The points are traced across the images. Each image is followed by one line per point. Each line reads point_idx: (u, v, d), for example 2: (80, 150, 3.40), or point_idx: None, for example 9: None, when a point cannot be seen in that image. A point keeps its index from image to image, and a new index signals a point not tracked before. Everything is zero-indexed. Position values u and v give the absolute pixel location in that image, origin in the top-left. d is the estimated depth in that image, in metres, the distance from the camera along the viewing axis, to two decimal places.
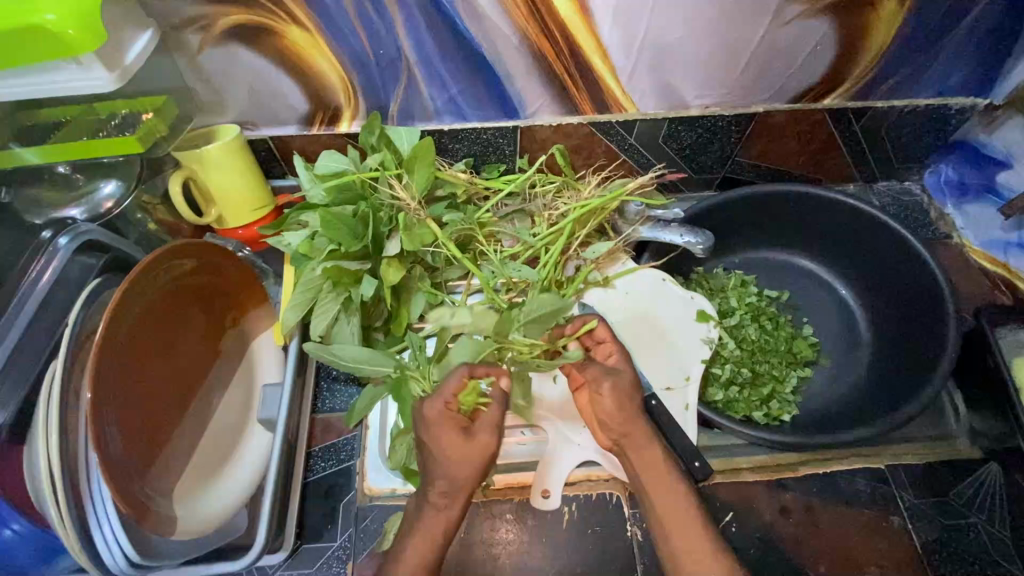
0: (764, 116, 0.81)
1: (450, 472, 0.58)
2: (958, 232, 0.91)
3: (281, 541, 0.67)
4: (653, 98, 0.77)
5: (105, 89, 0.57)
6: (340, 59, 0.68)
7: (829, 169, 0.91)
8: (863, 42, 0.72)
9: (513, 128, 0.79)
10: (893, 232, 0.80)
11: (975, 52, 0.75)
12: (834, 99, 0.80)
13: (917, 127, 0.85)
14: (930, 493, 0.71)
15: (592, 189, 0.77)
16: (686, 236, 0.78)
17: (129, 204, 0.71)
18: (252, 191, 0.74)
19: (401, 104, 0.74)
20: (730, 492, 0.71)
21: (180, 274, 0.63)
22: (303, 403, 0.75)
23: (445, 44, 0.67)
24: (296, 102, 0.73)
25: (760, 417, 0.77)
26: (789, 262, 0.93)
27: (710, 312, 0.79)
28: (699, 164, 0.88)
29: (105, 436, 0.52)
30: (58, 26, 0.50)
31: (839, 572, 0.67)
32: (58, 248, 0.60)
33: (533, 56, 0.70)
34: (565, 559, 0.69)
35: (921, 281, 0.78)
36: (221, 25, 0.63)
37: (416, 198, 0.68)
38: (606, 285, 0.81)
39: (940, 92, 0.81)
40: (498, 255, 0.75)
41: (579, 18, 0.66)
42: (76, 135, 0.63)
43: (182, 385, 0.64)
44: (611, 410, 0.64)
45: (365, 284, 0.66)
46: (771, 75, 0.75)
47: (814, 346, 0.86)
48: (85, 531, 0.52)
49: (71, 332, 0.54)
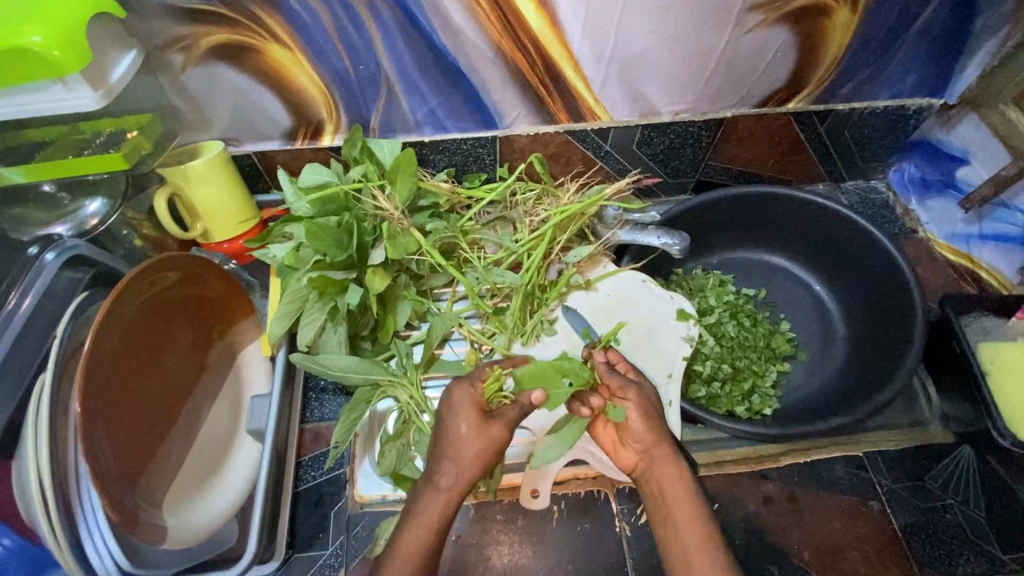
0: (732, 121, 0.84)
1: (460, 473, 0.57)
2: (924, 227, 0.95)
3: (272, 552, 0.67)
4: (625, 105, 0.80)
5: (90, 107, 0.59)
6: (320, 75, 0.70)
7: (798, 170, 0.95)
8: (820, 49, 0.76)
9: (491, 138, 0.81)
10: (860, 227, 0.83)
11: (925, 55, 0.79)
12: (798, 103, 0.84)
13: (879, 127, 0.89)
14: (906, 477, 0.74)
15: (570, 195, 0.79)
16: (664, 237, 0.81)
17: (115, 220, 0.71)
18: (236, 205, 0.75)
19: (381, 117, 0.77)
20: (715, 484, 0.73)
21: (165, 285, 0.64)
22: (293, 414, 0.75)
23: (423, 58, 0.70)
24: (279, 118, 0.74)
25: (742, 412, 0.80)
26: (763, 260, 0.96)
27: (689, 311, 0.81)
28: (673, 169, 0.92)
29: (94, 447, 0.52)
30: (44, 48, 0.52)
31: (822, 559, 0.68)
32: (45, 263, 0.61)
33: (508, 69, 0.72)
34: (556, 558, 0.70)
35: (888, 275, 0.82)
36: (204, 44, 0.65)
37: (400, 207, 0.70)
38: (589, 288, 0.83)
39: (897, 94, 0.85)
40: (482, 261, 0.77)
41: (550, 32, 0.69)
42: (63, 154, 0.65)
43: (169, 398, 0.65)
44: (649, 403, 0.65)
45: (351, 293, 0.68)
46: (735, 82, 0.79)
47: (791, 341, 0.88)
48: (76, 541, 0.53)
49: (59, 345, 0.55)
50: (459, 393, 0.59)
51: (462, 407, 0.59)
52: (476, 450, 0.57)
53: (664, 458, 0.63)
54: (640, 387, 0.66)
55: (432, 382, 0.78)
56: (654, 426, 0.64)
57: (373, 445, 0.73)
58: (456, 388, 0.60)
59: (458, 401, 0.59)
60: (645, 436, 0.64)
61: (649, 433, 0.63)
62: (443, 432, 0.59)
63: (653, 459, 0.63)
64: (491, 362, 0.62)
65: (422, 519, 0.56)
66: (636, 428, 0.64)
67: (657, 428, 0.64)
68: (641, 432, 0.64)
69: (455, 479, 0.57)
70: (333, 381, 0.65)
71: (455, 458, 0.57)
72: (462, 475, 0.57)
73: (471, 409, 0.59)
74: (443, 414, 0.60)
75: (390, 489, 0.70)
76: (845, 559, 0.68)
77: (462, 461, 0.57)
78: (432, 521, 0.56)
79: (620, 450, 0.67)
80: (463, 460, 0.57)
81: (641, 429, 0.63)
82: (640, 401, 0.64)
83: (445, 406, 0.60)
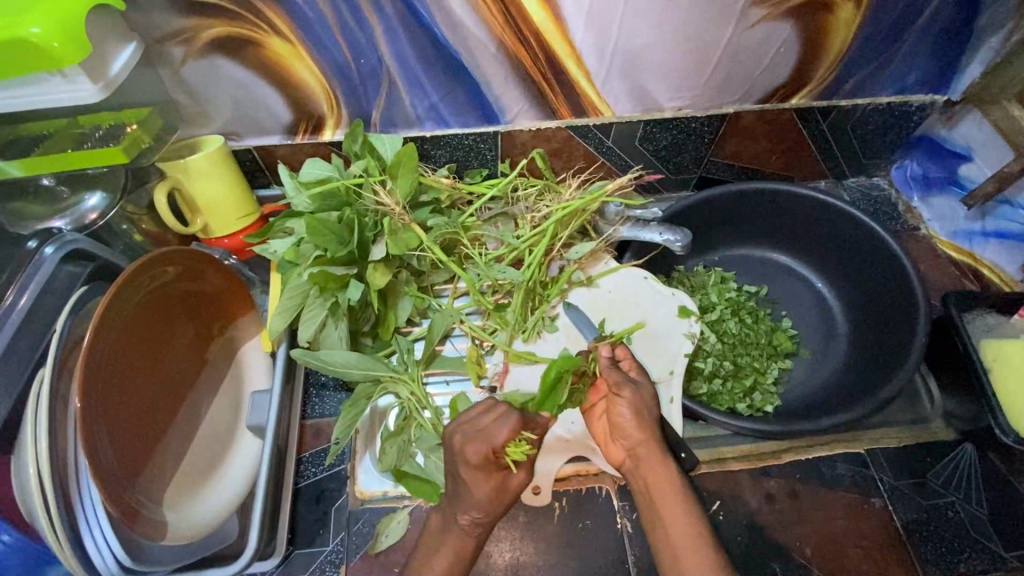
0: (735, 117, 0.84)
1: (481, 517, 0.57)
2: (926, 224, 0.96)
3: (273, 548, 0.67)
4: (627, 101, 0.80)
5: (91, 99, 0.58)
6: (321, 69, 0.70)
7: (801, 167, 0.95)
8: (823, 44, 0.76)
9: (493, 134, 0.81)
10: (862, 224, 0.83)
11: (929, 51, 0.79)
12: (801, 99, 0.83)
13: (882, 123, 0.89)
14: (908, 474, 0.73)
15: (572, 191, 0.79)
16: (666, 234, 0.81)
17: (114, 215, 0.71)
18: (236, 200, 0.75)
19: (383, 112, 0.76)
20: (717, 481, 0.73)
21: (164, 280, 0.63)
22: (293, 410, 0.75)
23: (425, 52, 0.70)
24: (280, 112, 0.74)
25: (744, 408, 0.80)
26: (764, 257, 0.96)
27: (691, 308, 0.81)
28: (675, 165, 0.91)
29: (95, 442, 0.52)
30: (43, 39, 0.51)
31: (824, 556, 0.68)
32: (45, 258, 0.60)
33: (510, 63, 0.72)
34: (557, 555, 0.70)
35: (890, 272, 0.82)
36: (204, 37, 0.65)
37: (401, 203, 0.70)
38: (590, 284, 0.82)
39: (900, 90, 0.84)
40: (483, 257, 0.76)
41: (553, 26, 0.69)
42: (62, 147, 0.64)
43: (169, 393, 0.64)
44: (644, 401, 0.64)
45: (352, 289, 0.67)
46: (738, 77, 0.78)
47: (793, 338, 0.88)
48: (76, 536, 0.52)
49: (58, 340, 0.55)
50: (471, 452, 0.54)
51: (475, 463, 0.54)
52: (494, 495, 0.56)
53: (653, 459, 0.61)
54: (635, 385, 0.65)
55: (434, 378, 0.78)
56: (647, 424, 0.63)
57: (374, 440, 0.73)
58: (468, 443, 0.55)
59: (474, 461, 0.54)
60: (634, 434, 0.63)
61: (638, 432, 0.63)
62: (460, 483, 0.56)
63: (640, 459, 0.62)
64: (518, 419, 0.56)
65: (445, 555, 0.58)
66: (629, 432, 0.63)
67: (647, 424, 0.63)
68: (628, 428, 0.63)
69: (477, 522, 0.57)
70: (333, 377, 0.65)
71: (473, 502, 0.56)
72: (483, 517, 0.57)
73: (484, 464, 0.55)
74: (458, 465, 0.55)
75: (391, 486, 0.71)
76: (847, 556, 0.68)
77: (481, 506, 0.56)
78: (456, 556, 0.58)
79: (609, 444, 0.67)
80: (484, 512, 0.56)
81: (632, 426, 0.63)
82: (634, 399, 0.64)
83: (459, 461, 0.55)
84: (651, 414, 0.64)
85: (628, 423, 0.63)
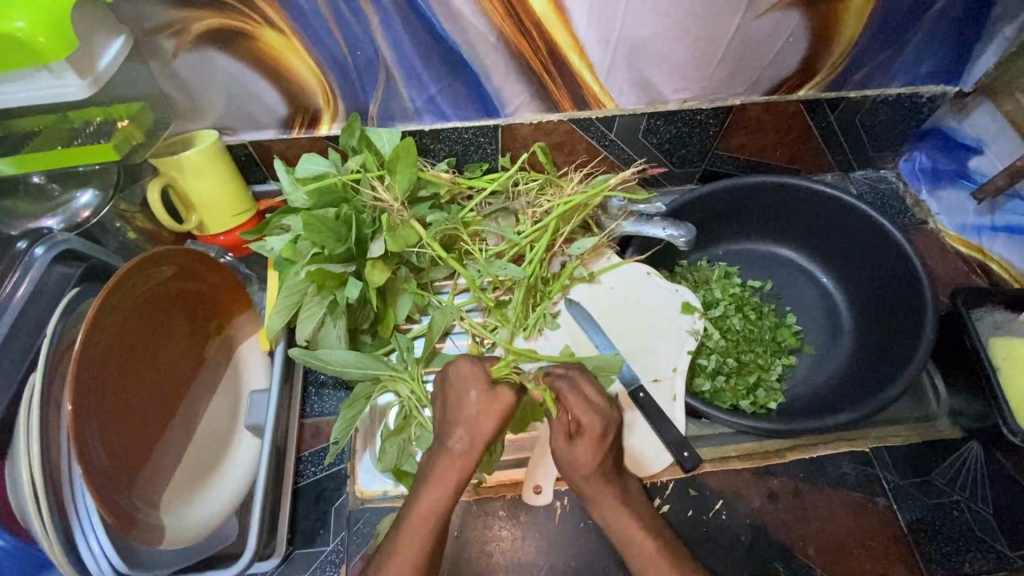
0: (740, 109, 0.82)
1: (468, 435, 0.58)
2: (934, 218, 0.94)
3: (273, 548, 0.67)
4: (631, 93, 0.78)
5: (77, 95, 0.57)
6: (317, 62, 0.68)
7: (808, 159, 0.93)
8: (833, 34, 0.74)
9: (493, 127, 0.79)
10: (870, 218, 0.81)
11: (941, 41, 0.77)
12: (808, 90, 0.81)
13: (890, 115, 0.87)
14: (913, 472, 0.73)
15: (574, 185, 0.78)
16: (669, 229, 0.79)
17: (107, 212, 0.70)
18: (231, 195, 0.73)
19: (380, 105, 0.74)
20: (720, 480, 0.72)
21: (159, 281, 0.62)
22: (292, 409, 0.74)
23: (422, 43, 0.68)
24: (274, 105, 0.72)
25: (747, 406, 0.79)
26: (770, 252, 0.94)
27: (694, 304, 0.80)
28: (679, 158, 0.89)
29: (88, 448, 0.51)
30: (29, 34, 0.49)
31: (827, 556, 0.68)
32: (35, 258, 0.59)
33: (511, 55, 0.70)
34: (559, 555, 0.69)
35: (897, 267, 0.80)
36: (195, 29, 0.63)
37: (399, 198, 0.68)
38: (592, 280, 0.81)
39: (910, 81, 0.82)
40: (483, 253, 0.75)
41: (555, 16, 0.67)
42: (51, 144, 0.63)
43: (164, 395, 0.64)
44: (575, 463, 0.60)
45: (351, 287, 0.66)
46: (745, 68, 0.76)
47: (798, 334, 0.87)
48: (70, 543, 0.52)
49: (49, 344, 0.54)
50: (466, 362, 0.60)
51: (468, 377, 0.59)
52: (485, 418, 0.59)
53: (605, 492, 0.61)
54: (567, 442, 0.60)
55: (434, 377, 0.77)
56: (585, 478, 0.60)
57: (374, 440, 0.73)
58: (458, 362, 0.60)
59: (465, 371, 0.59)
60: (577, 484, 0.61)
61: (579, 484, 0.61)
62: (450, 396, 0.59)
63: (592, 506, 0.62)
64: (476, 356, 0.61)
65: (436, 477, 0.57)
66: (581, 454, 0.60)
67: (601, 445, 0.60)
68: (570, 478, 0.62)
69: (464, 441, 0.57)
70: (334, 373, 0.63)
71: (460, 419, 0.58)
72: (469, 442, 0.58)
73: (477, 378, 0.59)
74: (449, 375, 0.60)
75: (392, 485, 0.70)
76: (850, 556, 0.68)
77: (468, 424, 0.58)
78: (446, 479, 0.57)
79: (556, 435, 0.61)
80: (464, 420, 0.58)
81: (572, 480, 0.61)
82: (567, 457, 0.60)
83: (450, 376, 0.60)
84: (586, 468, 0.60)
85: (569, 475, 0.61)
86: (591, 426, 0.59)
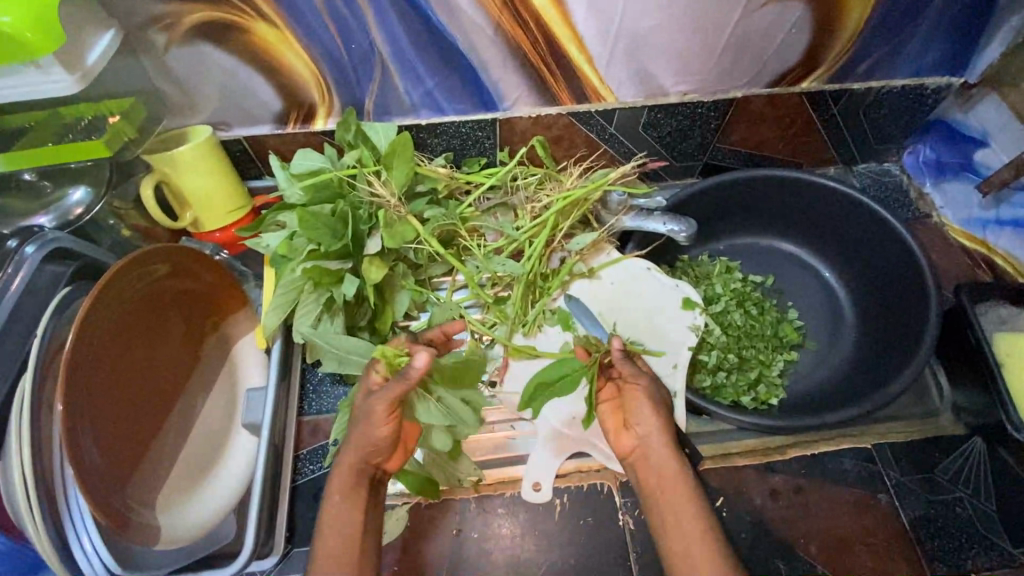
0: (742, 102, 0.81)
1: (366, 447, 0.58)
2: (939, 212, 0.92)
3: (271, 546, 0.67)
4: (630, 85, 0.76)
5: (65, 91, 0.56)
6: (312, 56, 0.67)
7: (810, 152, 0.92)
8: (837, 24, 0.72)
9: (490, 121, 0.78)
10: (873, 212, 0.80)
11: (946, 31, 0.76)
12: (811, 82, 0.80)
13: (894, 107, 0.86)
14: (916, 469, 0.72)
15: (573, 180, 0.77)
16: (670, 224, 0.78)
17: (100, 209, 0.69)
18: (226, 192, 0.72)
19: (376, 99, 0.73)
20: (721, 477, 0.72)
21: (153, 278, 0.62)
22: (290, 406, 0.74)
23: (418, 36, 0.66)
24: (269, 100, 0.71)
25: (748, 402, 0.78)
26: (772, 246, 0.93)
27: (695, 300, 0.79)
28: (680, 151, 0.88)
29: (80, 448, 0.51)
30: (14, 29, 0.48)
31: (828, 552, 0.68)
32: (25, 257, 0.59)
33: (508, 47, 0.69)
34: (559, 553, 0.69)
35: (901, 262, 0.79)
36: (187, 22, 0.62)
37: (396, 194, 0.67)
38: (592, 276, 0.80)
39: (915, 72, 0.81)
40: (481, 249, 0.74)
41: (553, 7, 0.65)
42: (42, 141, 0.62)
43: (160, 393, 0.63)
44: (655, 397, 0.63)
45: (347, 284, 0.65)
46: (747, 60, 0.75)
47: (800, 330, 0.86)
48: (63, 544, 0.52)
49: (39, 345, 0.53)
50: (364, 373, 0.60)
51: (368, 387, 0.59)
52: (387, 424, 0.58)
53: (681, 495, 0.58)
54: (653, 379, 0.65)
55: None
56: (662, 416, 0.62)
57: None
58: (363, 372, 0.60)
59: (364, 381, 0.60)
60: (649, 422, 0.62)
61: (653, 420, 0.62)
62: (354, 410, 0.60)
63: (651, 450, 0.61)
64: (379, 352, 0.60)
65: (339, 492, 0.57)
66: (654, 442, 0.61)
67: (668, 439, 0.61)
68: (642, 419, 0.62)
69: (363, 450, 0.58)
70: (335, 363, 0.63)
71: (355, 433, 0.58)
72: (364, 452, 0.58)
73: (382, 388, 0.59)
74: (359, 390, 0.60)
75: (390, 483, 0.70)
76: (852, 553, 0.67)
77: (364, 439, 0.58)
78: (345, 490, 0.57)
79: (621, 434, 0.64)
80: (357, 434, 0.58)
81: (647, 415, 0.62)
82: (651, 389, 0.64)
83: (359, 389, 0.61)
84: (666, 408, 0.63)
85: (641, 415, 0.62)
86: (652, 414, 0.62)
